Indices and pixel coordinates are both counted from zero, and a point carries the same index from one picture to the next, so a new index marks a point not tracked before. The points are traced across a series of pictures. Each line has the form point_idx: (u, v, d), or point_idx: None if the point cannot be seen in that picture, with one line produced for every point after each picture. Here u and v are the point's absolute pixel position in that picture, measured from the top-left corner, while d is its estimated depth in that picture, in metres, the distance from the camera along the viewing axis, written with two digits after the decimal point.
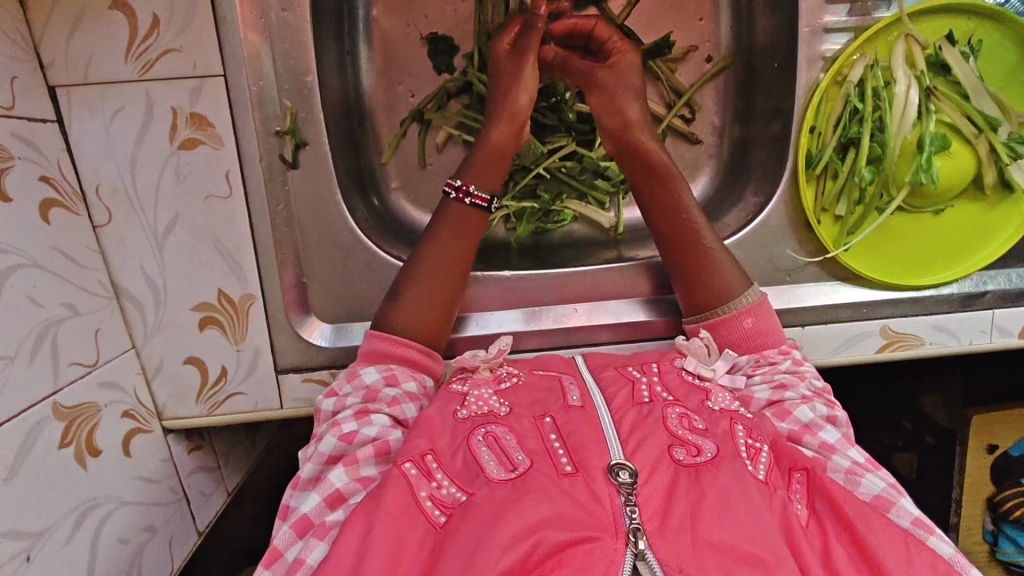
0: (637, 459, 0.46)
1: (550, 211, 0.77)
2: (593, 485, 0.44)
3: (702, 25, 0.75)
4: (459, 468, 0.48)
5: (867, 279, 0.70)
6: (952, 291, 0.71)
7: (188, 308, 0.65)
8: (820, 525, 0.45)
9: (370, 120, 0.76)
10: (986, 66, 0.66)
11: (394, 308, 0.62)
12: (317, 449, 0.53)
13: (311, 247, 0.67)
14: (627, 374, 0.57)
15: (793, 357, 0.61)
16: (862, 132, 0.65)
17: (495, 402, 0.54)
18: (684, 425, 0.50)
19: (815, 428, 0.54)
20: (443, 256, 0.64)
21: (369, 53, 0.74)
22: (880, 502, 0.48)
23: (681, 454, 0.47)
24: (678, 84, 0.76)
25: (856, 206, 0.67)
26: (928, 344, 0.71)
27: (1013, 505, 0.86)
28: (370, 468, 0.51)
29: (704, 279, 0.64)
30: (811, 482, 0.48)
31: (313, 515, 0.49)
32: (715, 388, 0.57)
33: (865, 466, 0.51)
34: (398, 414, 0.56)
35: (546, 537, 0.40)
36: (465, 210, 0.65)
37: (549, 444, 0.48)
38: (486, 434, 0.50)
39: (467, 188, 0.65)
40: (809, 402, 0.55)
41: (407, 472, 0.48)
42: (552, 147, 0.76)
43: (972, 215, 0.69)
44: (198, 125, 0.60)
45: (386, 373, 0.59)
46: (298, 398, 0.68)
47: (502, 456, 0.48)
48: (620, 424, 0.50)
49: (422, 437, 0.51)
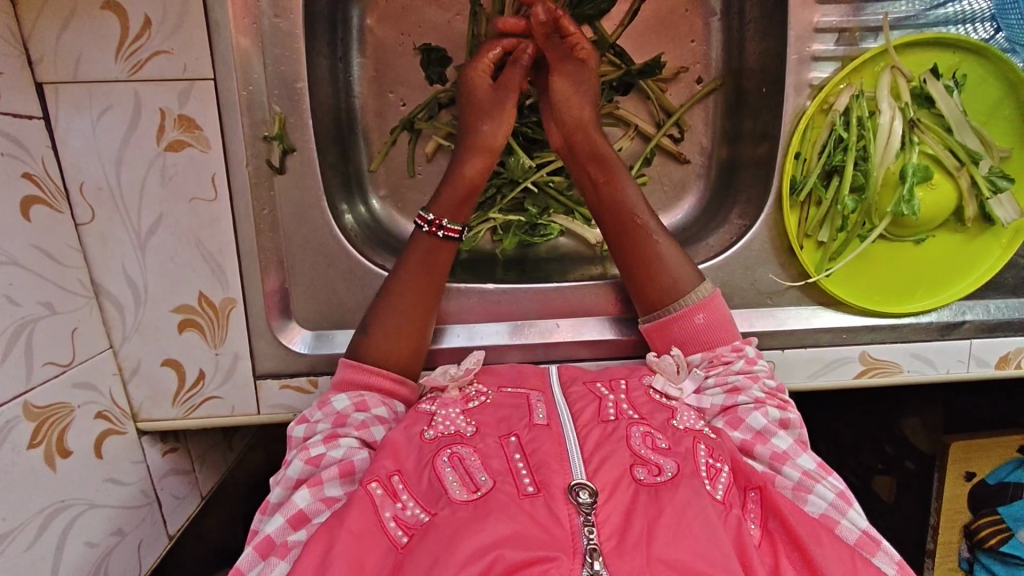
0: (597, 479, 0.46)
1: (537, 225, 0.76)
2: (553, 504, 0.44)
3: (693, 46, 0.76)
4: (423, 489, 0.49)
5: (847, 305, 0.70)
6: (932, 320, 0.71)
7: (167, 310, 0.64)
8: (772, 544, 0.47)
9: (360, 128, 0.76)
10: (970, 101, 0.67)
11: (364, 339, 0.62)
12: (284, 474, 0.54)
13: (294, 252, 0.67)
14: (595, 391, 0.57)
15: (748, 356, 0.61)
16: (846, 161, 0.66)
17: (462, 422, 0.54)
18: (647, 444, 0.51)
19: (767, 435, 0.55)
20: (412, 286, 0.64)
21: (362, 59, 0.75)
22: (826, 520, 0.50)
23: (642, 473, 0.48)
24: (668, 103, 0.76)
25: (838, 232, 0.68)
26: (906, 372, 0.72)
27: (989, 533, 0.87)
28: (335, 489, 0.52)
29: (652, 275, 0.65)
30: (765, 502, 0.49)
31: (275, 535, 0.49)
32: (681, 407, 0.57)
33: (814, 476, 0.53)
34: (366, 437, 0.56)
35: (503, 556, 0.40)
36: (434, 244, 0.65)
37: (513, 464, 0.48)
38: (451, 455, 0.50)
39: (439, 222, 0.65)
40: (761, 406, 0.57)
41: (373, 493, 0.49)
42: (540, 162, 0.76)
43: (953, 246, 0.70)
44: (185, 127, 0.60)
45: (357, 399, 0.59)
46: (276, 404, 0.68)
47: (465, 477, 0.48)
48: (585, 441, 0.50)
49: (388, 459, 0.52)
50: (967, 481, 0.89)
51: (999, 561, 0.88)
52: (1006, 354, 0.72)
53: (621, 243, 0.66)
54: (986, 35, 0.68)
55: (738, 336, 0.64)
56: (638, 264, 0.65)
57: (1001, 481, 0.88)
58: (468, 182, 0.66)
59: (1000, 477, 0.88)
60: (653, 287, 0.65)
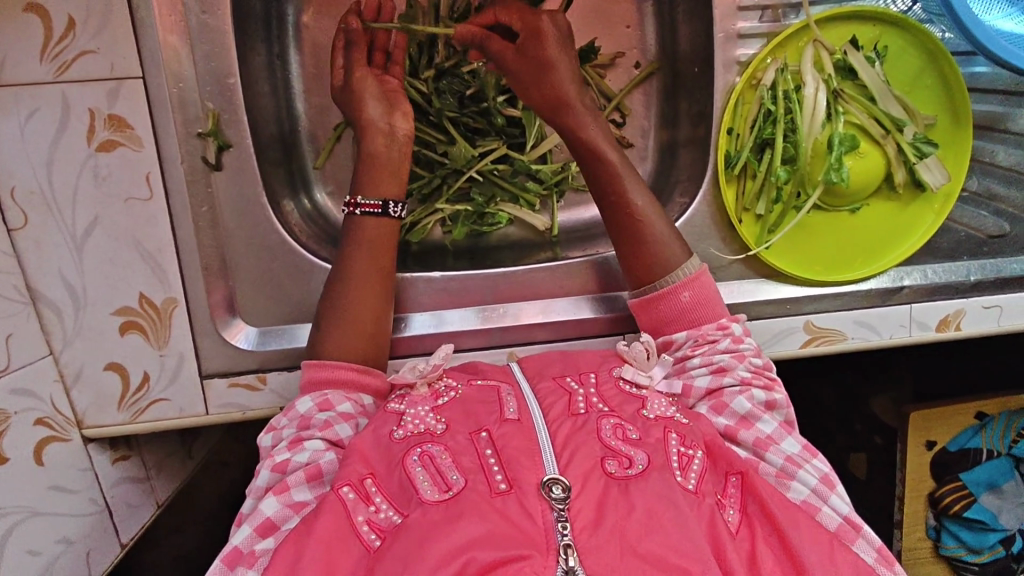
0: (570, 473, 0.47)
1: (484, 214, 0.78)
2: (526, 500, 0.46)
3: (628, 32, 0.77)
4: (395, 490, 0.50)
5: (791, 275, 0.72)
6: (872, 286, 0.73)
7: (108, 313, 0.63)
8: (750, 527, 0.49)
9: (303, 125, 0.77)
10: (892, 71, 0.70)
11: (323, 335, 0.63)
12: (254, 483, 0.55)
13: (236, 250, 0.66)
14: (564, 386, 0.56)
15: (732, 333, 0.63)
16: (775, 133, 0.67)
17: (431, 419, 0.54)
18: (618, 436, 0.52)
19: (751, 420, 0.57)
20: (354, 271, 0.65)
21: (300, 56, 0.75)
22: (808, 506, 0.53)
23: (613, 466, 0.49)
24: (609, 89, 0.77)
25: (774, 204, 0.69)
26: (851, 339, 0.73)
27: (952, 500, 0.92)
28: (303, 493, 0.53)
29: (648, 249, 0.66)
30: (744, 487, 0.51)
31: (243, 546, 0.51)
32: (651, 395, 0.58)
33: (798, 461, 0.55)
34: (331, 436, 0.57)
35: (475, 557, 0.42)
36: (359, 221, 0.66)
37: (484, 460, 0.49)
38: (421, 454, 0.51)
39: (355, 201, 0.67)
40: (748, 392, 0.59)
41: (345, 498, 0.49)
42: (483, 150, 0.76)
43: (888, 212, 0.72)
44: (116, 127, 0.60)
45: (320, 399, 0.59)
46: (226, 403, 0.67)
47: (437, 476, 0.49)
48: (555, 436, 0.50)
49: (358, 463, 0.52)
50: (930, 450, 0.94)
51: (964, 527, 0.94)
52: (945, 317, 0.74)
53: (609, 201, 0.68)
54: (903, 7, 0.71)
55: (723, 312, 0.65)
56: (633, 249, 0.67)
57: (962, 448, 0.93)
58: (377, 156, 0.68)
59: (960, 443, 0.93)
60: (644, 268, 0.66)
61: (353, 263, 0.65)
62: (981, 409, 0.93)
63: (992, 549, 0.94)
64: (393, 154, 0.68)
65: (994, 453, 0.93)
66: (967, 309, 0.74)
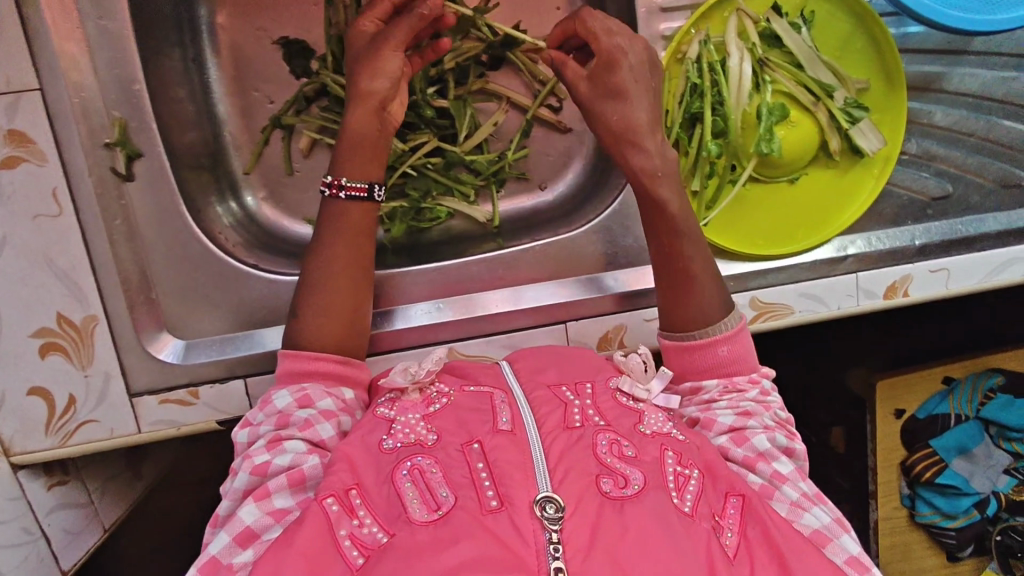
0: (563, 491, 0.45)
1: (422, 209, 0.76)
2: (517, 519, 0.44)
3: (559, 14, 0.76)
4: (383, 507, 0.48)
5: (732, 252, 0.70)
6: (816, 257, 0.72)
7: (26, 336, 0.61)
8: (750, 551, 0.47)
9: (226, 129, 0.74)
10: (820, 37, 0.69)
11: (298, 323, 0.61)
12: (231, 486, 0.53)
13: (157, 262, 0.64)
14: (560, 395, 0.55)
15: (761, 386, 0.60)
16: (704, 107, 0.66)
17: (422, 429, 0.53)
18: (613, 453, 0.50)
19: (770, 458, 0.55)
20: (335, 260, 0.62)
21: (218, 59, 0.73)
22: (819, 537, 0.50)
23: (608, 485, 0.47)
24: (540, 73, 0.78)
25: (708, 179, 0.68)
26: (797, 312, 0.72)
27: (923, 467, 0.92)
28: (284, 500, 0.51)
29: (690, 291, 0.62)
30: (745, 511, 0.49)
31: (222, 556, 0.49)
32: (648, 409, 0.58)
33: (812, 500, 0.53)
34: (312, 437, 0.55)
35: None
36: (344, 207, 0.63)
37: (476, 475, 0.47)
38: (412, 467, 0.49)
39: (339, 182, 0.62)
40: (770, 433, 0.57)
41: (329, 509, 0.48)
42: (414, 144, 0.74)
43: (826, 181, 0.71)
44: (17, 142, 0.58)
45: (299, 394, 0.57)
46: (159, 420, 0.65)
47: (426, 493, 0.47)
48: (549, 449, 0.49)
49: (345, 471, 0.51)
50: (898, 419, 0.94)
51: (938, 493, 0.93)
52: (892, 285, 0.72)
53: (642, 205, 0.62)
54: None
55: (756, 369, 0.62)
56: (672, 290, 0.62)
57: (931, 414, 0.93)
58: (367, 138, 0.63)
59: (928, 409, 0.93)
60: (680, 310, 0.62)
61: (332, 251, 0.62)
62: (949, 373, 0.94)
63: (967, 513, 0.93)
64: (379, 138, 0.63)
65: (962, 417, 0.93)
66: (914, 274, 0.72)
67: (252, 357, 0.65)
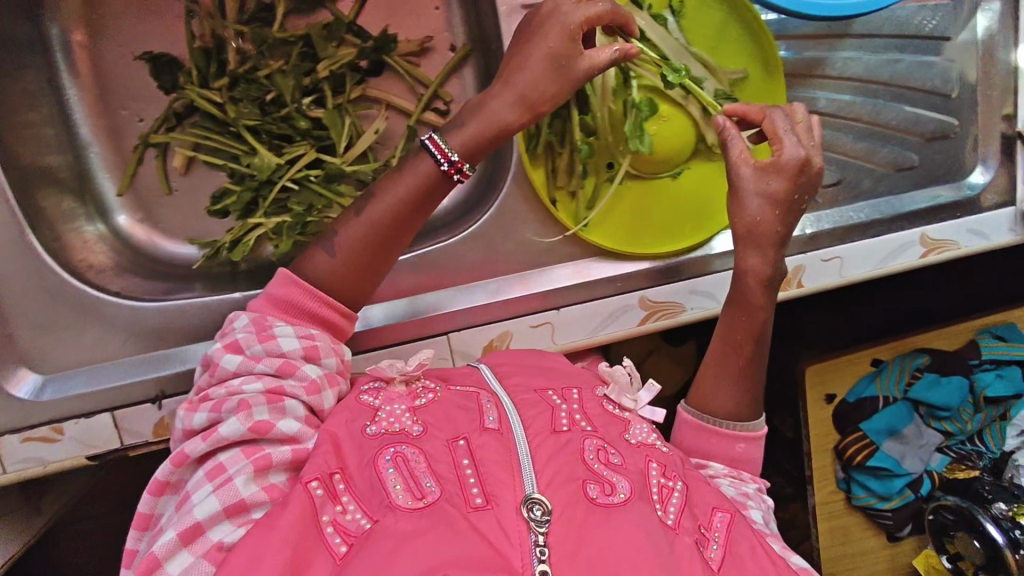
0: (550, 493, 0.46)
1: (308, 223, 0.69)
2: (504, 520, 0.45)
3: (437, 14, 0.75)
4: (365, 491, 0.48)
5: (619, 252, 0.69)
6: (706, 253, 0.72)
7: None
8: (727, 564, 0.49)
9: (92, 150, 0.71)
10: (691, 27, 0.67)
11: (316, 251, 0.59)
12: (216, 433, 0.49)
13: (9, 294, 0.62)
14: (548, 399, 0.56)
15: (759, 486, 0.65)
16: (570, 105, 0.64)
17: (407, 419, 0.53)
18: (600, 459, 0.51)
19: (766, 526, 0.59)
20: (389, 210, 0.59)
21: (76, 78, 0.70)
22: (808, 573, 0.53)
23: (594, 491, 0.47)
24: (422, 76, 0.74)
25: (584, 179, 0.67)
26: (689, 310, 0.71)
27: (854, 450, 0.91)
28: (278, 475, 0.50)
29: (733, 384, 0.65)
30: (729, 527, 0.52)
31: (206, 523, 0.46)
32: (633, 419, 0.60)
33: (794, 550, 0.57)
34: (313, 403, 0.53)
35: None
36: (434, 175, 0.58)
37: (460, 472, 0.48)
38: (395, 454, 0.49)
39: (462, 166, 0.57)
40: (765, 515, 0.60)
41: (314, 493, 0.47)
42: (291, 157, 0.70)
43: (708, 174, 0.70)
44: None
45: (307, 343, 0.54)
46: (24, 459, 0.62)
47: (410, 481, 0.47)
48: (535, 452, 0.49)
49: (330, 455, 0.50)
50: (829, 404, 0.94)
51: (871, 476, 0.92)
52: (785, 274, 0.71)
53: None
54: None
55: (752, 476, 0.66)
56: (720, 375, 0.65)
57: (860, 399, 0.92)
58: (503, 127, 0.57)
59: (857, 393, 0.93)
60: (715, 395, 0.65)
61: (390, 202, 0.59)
62: (875, 355, 0.94)
63: (901, 494, 0.92)
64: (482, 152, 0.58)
65: (890, 400, 0.92)
66: (806, 264, 0.71)
67: (116, 390, 0.63)
